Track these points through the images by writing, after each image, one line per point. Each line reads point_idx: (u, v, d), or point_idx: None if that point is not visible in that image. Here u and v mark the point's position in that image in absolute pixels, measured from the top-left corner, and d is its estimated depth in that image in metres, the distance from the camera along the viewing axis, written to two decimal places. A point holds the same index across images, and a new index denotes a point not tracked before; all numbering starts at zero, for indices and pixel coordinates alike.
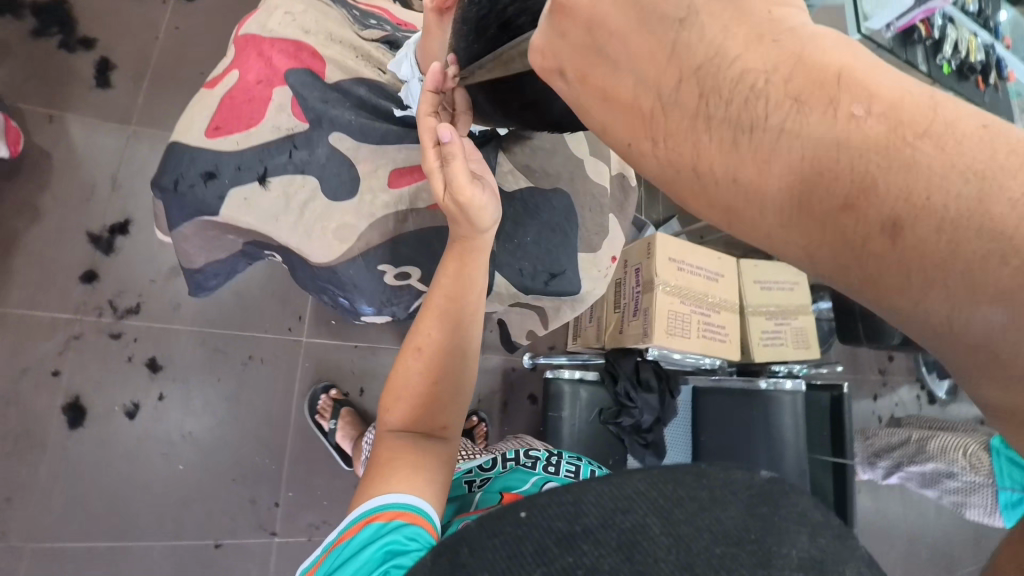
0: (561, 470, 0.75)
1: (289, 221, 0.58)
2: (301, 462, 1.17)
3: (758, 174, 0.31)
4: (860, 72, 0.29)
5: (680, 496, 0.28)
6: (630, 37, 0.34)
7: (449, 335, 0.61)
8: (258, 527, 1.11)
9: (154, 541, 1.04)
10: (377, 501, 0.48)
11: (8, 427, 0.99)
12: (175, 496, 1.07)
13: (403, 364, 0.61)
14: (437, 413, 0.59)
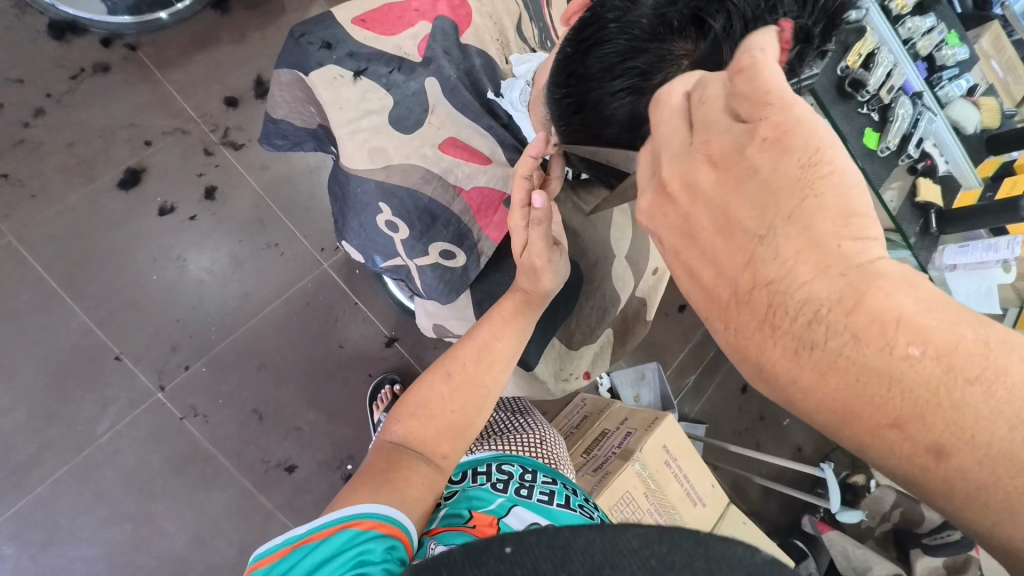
0: (535, 493, 0.73)
1: (347, 115, 0.59)
2: (234, 353, 1.17)
3: (835, 394, 0.29)
4: (918, 316, 0.28)
5: (672, 562, 0.29)
6: (719, 241, 0.34)
7: (481, 373, 0.63)
8: (157, 370, 1.11)
9: (82, 312, 1.08)
10: (356, 509, 0.50)
11: (82, 151, 1.10)
12: (129, 297, 1.11)
13: (427, 384, 0.63)
14: (443, 438, 0.60)
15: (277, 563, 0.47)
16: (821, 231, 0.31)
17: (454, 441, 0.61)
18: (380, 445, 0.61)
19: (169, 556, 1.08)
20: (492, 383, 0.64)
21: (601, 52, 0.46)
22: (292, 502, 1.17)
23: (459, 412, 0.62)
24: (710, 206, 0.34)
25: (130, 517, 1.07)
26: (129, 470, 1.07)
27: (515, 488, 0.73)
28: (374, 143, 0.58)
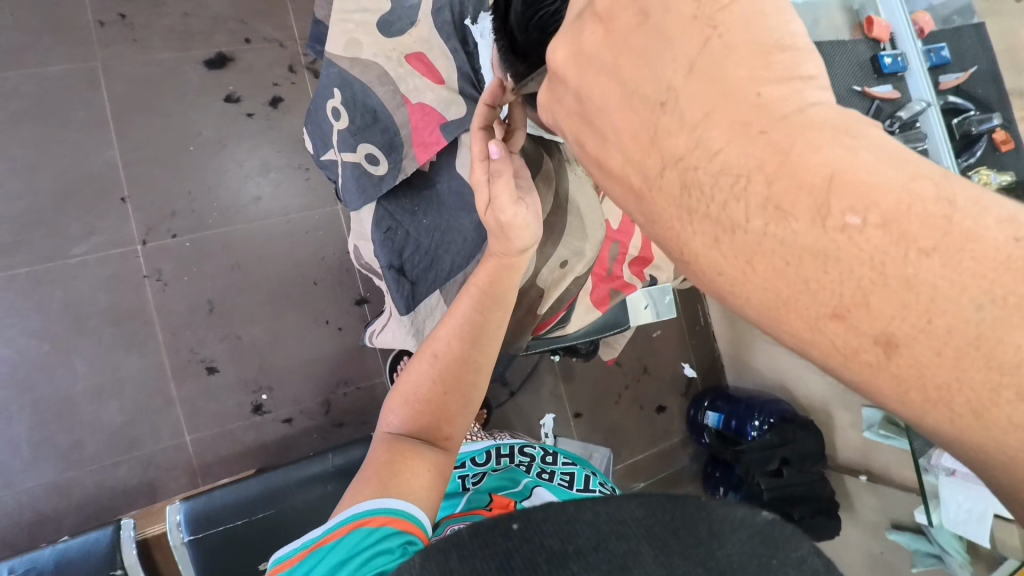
0: (556, 478, 0.84)
1: (345, 4, 0.66)
2: (220, 243, 1.20)
3: (776, 298, 0.26)
4: (855, 172, 0.24)
5: (678, 532, 0.30)
6: (616, 115, 0.29)
7: (461, 347, 0.63)
8: (148, 224, 1.16)
9: (117, 148, 1.16)
10: (368, 506, 0.52)
11: (192, 25, 1.23)
12: (160, 155, 1.19)
13: (414, 371, 0.64)
14: (444, 422, 0.62)
15: (299, 562, 0.52)
16: (731, 75, 0.26)
17: (453, 421, 0.62)
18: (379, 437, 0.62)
19: (63, 392, 1.09)
20: (482, 356, 0.64)
21: None
22: (197, 402, 1.16)
23: (451, 393, 0.63)
24: (602, 70, 0.29)
25: (52, 340, 1.09)
26: (76, 298, 1.11)
27: (539, 471, 0.86)
28: (354, 35, 0.66)
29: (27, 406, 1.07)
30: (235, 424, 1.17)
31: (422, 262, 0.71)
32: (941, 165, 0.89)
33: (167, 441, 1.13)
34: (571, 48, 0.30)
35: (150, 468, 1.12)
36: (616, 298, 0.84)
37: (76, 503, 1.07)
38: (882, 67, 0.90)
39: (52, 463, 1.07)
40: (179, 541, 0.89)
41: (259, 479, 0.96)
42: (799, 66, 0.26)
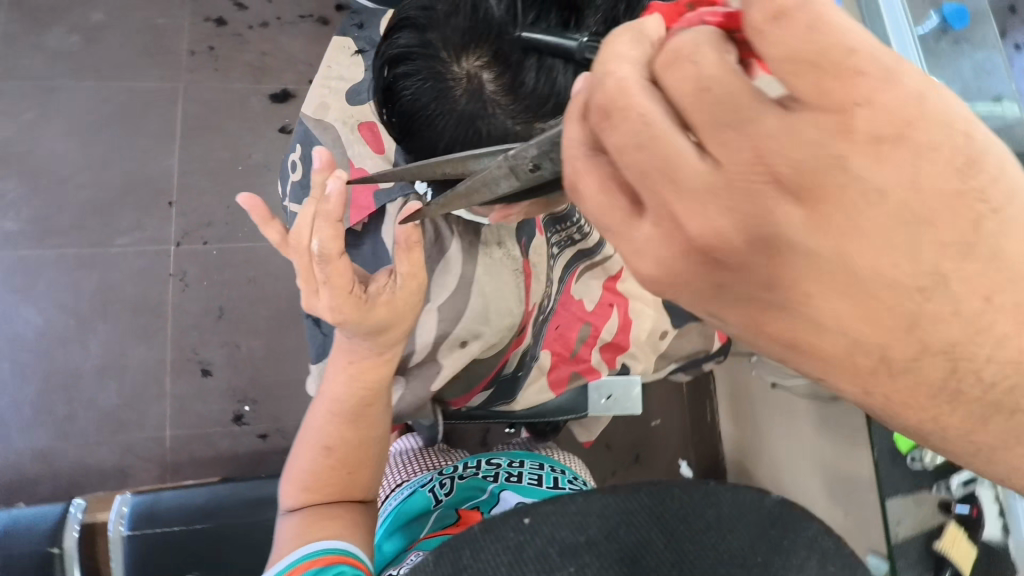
0: (524, 480, 0.86)
1: (327, 77, 0.77)
2: (242, 256, 1.28)
3: (899, 365, 0.31)
4: (965, 251, 0.28)
5: (679, 515, 0.45)
6: (721, 216, 0.29)
7: (349, 425, 0.66)
8: (186, 228, 1.27)
9: (178, 157, 1.29)
10: (297, 556, 0.58)
11: (269, 62, 1.37)
12: (211, 169, 1.30)
13: (305, 455, 0.67)
14: (349, 485, 0.67)
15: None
16: (850, 190, 0.28)
17: (357, 482, 0.68)
18: (282, 518, 0.65)
19: (73, 367, 1.18)
20: (369, 425, 0.68)
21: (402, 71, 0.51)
22: (185, 400, 1.21)
23: (339, 469, 0.66)
24: (711, 188, 0.29)
25: (77, 317, 1.19)
26: (108, 284, 1.22)
27: (507, 475, 0.87)
28: (325, 102, 0.76)
29: (40, 373, 1.16)
30: (213, 429, 1.22)
31: (333, 316, 0.69)
32: None
33: (149, 432, 1.19)
34: (605, 218, 0.33)
35: (127, 454, 1.17)
36: (578, 383, 0.83)
37: (57, 472, 1.14)
38: None
39: (45, 430, 1.15)
40: (118, 533, 0.91)
41: (209, 488, 0.99)
42: (923, 138, 0.28)
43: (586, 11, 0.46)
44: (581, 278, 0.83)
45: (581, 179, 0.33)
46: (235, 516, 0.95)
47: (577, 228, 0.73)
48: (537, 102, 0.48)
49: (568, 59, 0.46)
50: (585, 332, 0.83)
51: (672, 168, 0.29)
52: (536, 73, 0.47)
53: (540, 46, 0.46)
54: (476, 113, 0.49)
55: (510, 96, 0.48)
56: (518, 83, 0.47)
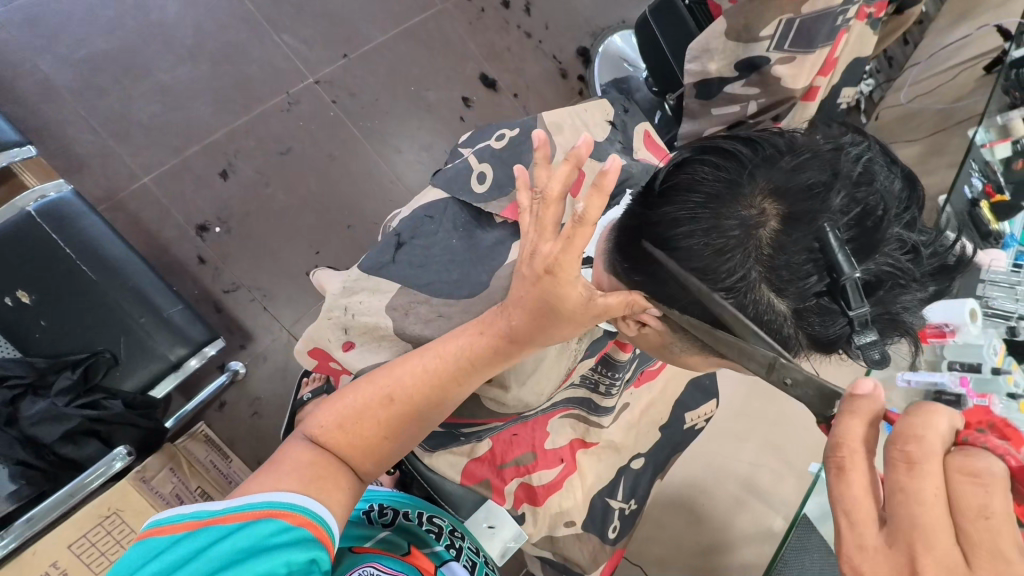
0: (465, 557, 0.68)
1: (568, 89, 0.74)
2: (344, 135, 1.29)
3: None
4: None
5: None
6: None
7: (417, 395, 0.55)
8: (332, 78, 1.30)
9: (386, 37, 1.35)
10: (286, 497, 0.49)
11: (505, 55, 1.47)
12: (395, 68, 1.36)
13: (363, 392, 0.56)
14: (371, 458, 0.57)
15: (187, 535, 0.47)
16: None
17: (379, 457, 0.58)
18: (295, 441, 0.56)
19: (149, 66, 1.15)
20: (428, 412, 0.57)
21: (712, 177, 0.42)
22: (185, 174, 1.16)
23: (384, 435, 0.56)
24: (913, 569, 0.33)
25: (195, 43, 1.19)
26: (242, 50, 1.22)
27: (449, 542, 0.69)
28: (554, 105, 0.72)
29: (124, 44, 1.14)
30: (177, 214, 1.15)
31: (416, 258, 0.63)
32: None
33: (134, 163, 1.13)
34: (853, 503, 0.36)
35: (100, 159, 1.11)
36: (480, 491, 0.76)
37: (41, 113, 1.08)
38: None
39: (74, 80, 1.11)
40: (22, 203, 0.82)
41: (125, 247, 0.87)
42: None
43: (872, 258, 0.41)
44: (563, 418, 0.82)
45: (850, 469, 0.36)
46: (112, 288, 0.84)
47: (609, 381, 0.76)
48: (773, 279, 0.42)
49: (837, 276, 0.40)
50: (524, 459, 0.78)
51: (905, 540, 0.33)
52: (799, 260, 0.41)
53: (826, 248, 0.40)
54: (727, 238, 0.41)
55: (761, 257, 0.41)
56: (778, 252, 0.41)
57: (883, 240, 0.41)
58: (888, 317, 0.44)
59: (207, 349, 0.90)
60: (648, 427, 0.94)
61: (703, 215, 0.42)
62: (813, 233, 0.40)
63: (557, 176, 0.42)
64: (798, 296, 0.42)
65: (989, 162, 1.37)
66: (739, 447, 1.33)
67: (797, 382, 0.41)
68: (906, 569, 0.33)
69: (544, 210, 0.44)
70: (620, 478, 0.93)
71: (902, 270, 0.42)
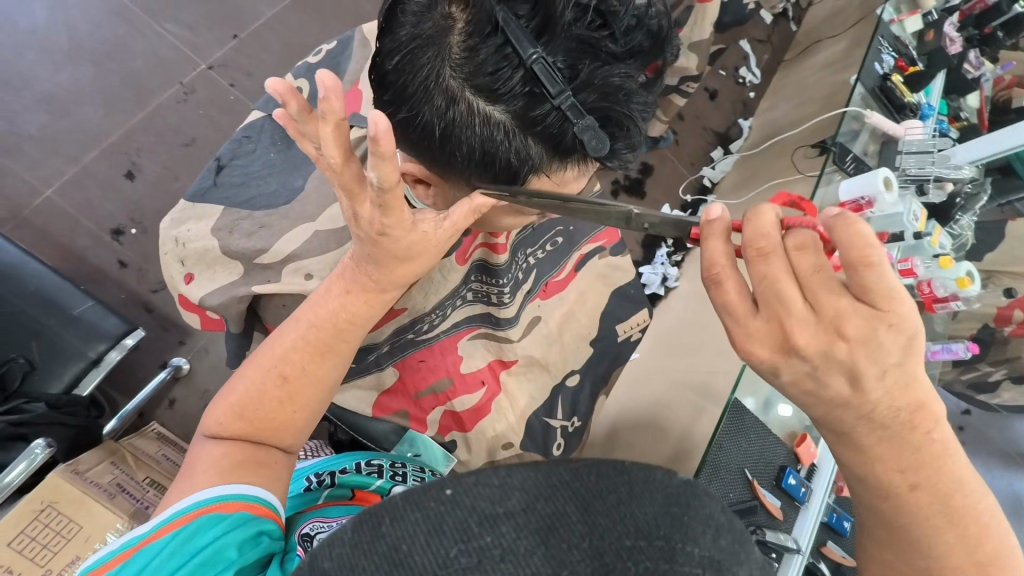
0: (409, 479, 0.70)
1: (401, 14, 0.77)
2: (248, 118, 1.27)
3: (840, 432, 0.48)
4: (919, 388, 0.42)
5: (601, 491, 0.27)
6: (805, 334, 0.41)
7: (309, 360, 0.60)
8: (226, 61, 1.27)
9: (276, 12, 1.32)
10: (214, 494, 0.53)
11: None
12: (289, 42, 1.32)
13: (253, 379, 0.60)
14: (286, 432, 0.61)
15: (122, 565, 0.49)
16: (875, 334, 0.40)
17: (297, 430, 0.62)
18: (201, 445, 0.59)
19: (29, 77, 1.13)
20: (326, 370, 0.62)
21: (407, 7, 0.44)
22: (89, 180, 1.15)
23: (297, 412, 0.61)
24: (806, 325, 0.41)
25: (73, 46, 1.16)
26: (124, 46, 1.20)
27: (391, 471, 0.70)
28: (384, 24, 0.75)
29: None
30: (88, 222, 1.14)
31: (236, 177, 0.68)
32: None
33: (33, 178, 1.12)
34: (733, 306, 0.43)
35: None
36: (397, 422, 0.77)
37: None
38: (783, 481, 0.90)
39: None
40: None
41: (22, 253, 0.87)
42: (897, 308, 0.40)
43: (559, 37, 0.42)
44: (474, 339, 0.81)
45: (723, 279, 0.43)
46: (15, 293, 0.84)
47: (498, 290, 0.80)
48: (475, 84, 0.43)
49: (521, 61, 0.41)
50: (440, 386, 0.78)
51: (786, 311, 0.41)
52: (485, 54, 0.42)
53: (502, 32, 0.41)
54: (420, 54, 0.43)
55: (456, 62, 0.43)
56: (467, 51, 0.42)
57: (565, 13, 0.41)
58: (610, 100, 0.44)
59: (127, 339, 0.92)
60: (577, 343, 0.94)
61: (401, 35, 0.44)
62: (488, 20, 0.41)
63: (327, 140, 0.41)
64: (502, 96, 0.43)
65: (900, 37, 1.36)
66: (697, 359, 1.36)
67: (654, 225, 0.51)
68: (782, 337, 0.42)
69: (340, 176, 0.45)
70: (558, 398, 0.94)
71: (592, 40, 0.42)
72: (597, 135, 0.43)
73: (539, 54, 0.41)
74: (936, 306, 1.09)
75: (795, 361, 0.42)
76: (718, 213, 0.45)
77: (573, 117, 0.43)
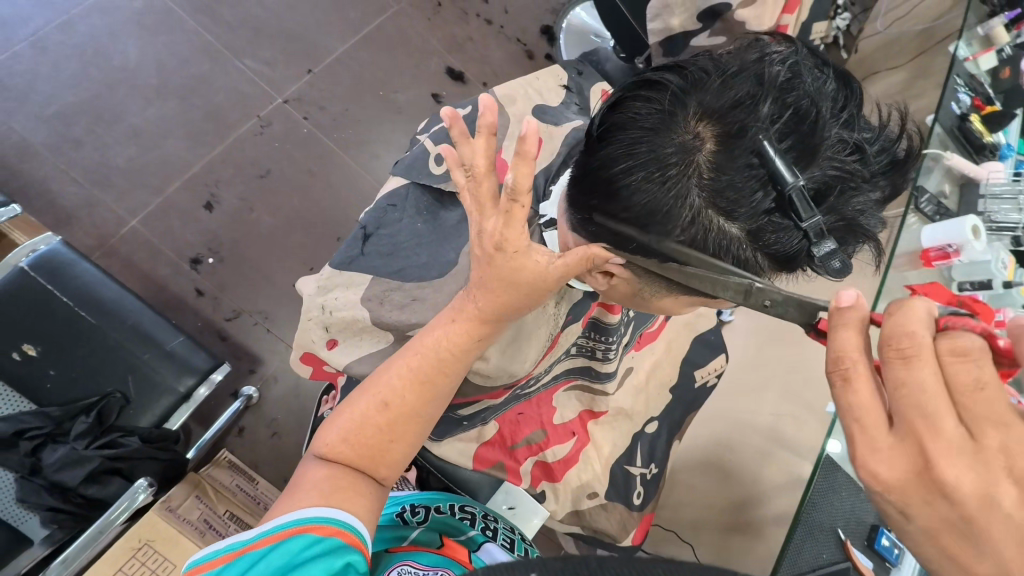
0: (500, 537, 0.68)
1: None
2: (318, 150, 1.30)
3: None
4: None
5: None
6: (957, 467, 0.33)
7: (409, 391, 0.55)
8: (301, 95, 1.30)
9: (348, 47, 1.35)
10: (307, 511, 0.49)
11: (467, 47, 1.46)
12: (359, 76, 1.35)
13: (357, 402, 0.55)
14: (384, 463, 0.55)
15: (222, 569, 0.47)
16: None
17: (391, 461, 0.56)
18: (308, 463, 0.55)
19: (119, 111, 1.17)
20: (427, 405, 0.56)
21: (645, 114, 0.42)
22: (170, 212, 1.18)
23: (395, 443, 0.55)
24: (961, 454, 0.33)
25: (161, 82, 1.20)
26: (207, 81, 1.24)
27: (483, 525, 0.69)
28: None
29: (92, 93, 1.16)
30: (169, 252, 1.17)
31: (382, 245, 0.64)
32: None
33: (120, 209, 1.15)
34: (861, 412, 0.36)
35: (87, 210, 1.14)
36: (495, 475, 0.77)
37: (24, 173, 1.11)
38: (875, 542, 0.87)
39: (50, 137, 1.13)
40: (14, 260, 0.83)
41: (118, 288, 0.89)
42: None
43: (815, 166, 0.41)
44: (568, 390, 0.83)
45: (856, 379, 0.36)
46: (113, 329, 0.86)
47: (604, 346, 0.76)
48: (718, 203, 0.41)
49: (782, 189, 0.40)
50: (535, 437, 0.80)
51: (934, 432, 0.33)
52: (741, 178, 0.40)
53: (767, 162, 0.40)
54: (666, 169, 0.40)
55: (703, 182, 0.41)
56: (721, 173, 0.40)
57: (824, 147, 0.41)
58: (843, 225, 0.44)
59: (213, 373, 0.92)
60: (658, 390, 0.93)
61: (639, 150, 0.41)
62: (750, 147, 0.40)
63: (480, 151, 0.43)
64: (746, 217, 0.41)
65: (975, 75, 1.33)
66: (759, 400, 1.29)
67: (776, 303, 0.43)
68: (923, 461, 0.34)
69: (477, 188, 0.45)
70: (637, 445, 0.92)
71: (850, 172, 0.42)
72: (838, 260, 0.43)
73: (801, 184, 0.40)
74: None
75: (936, 501, 0.34)
76: (852, 300, 0.39)
77: (814, 241, 0.42)
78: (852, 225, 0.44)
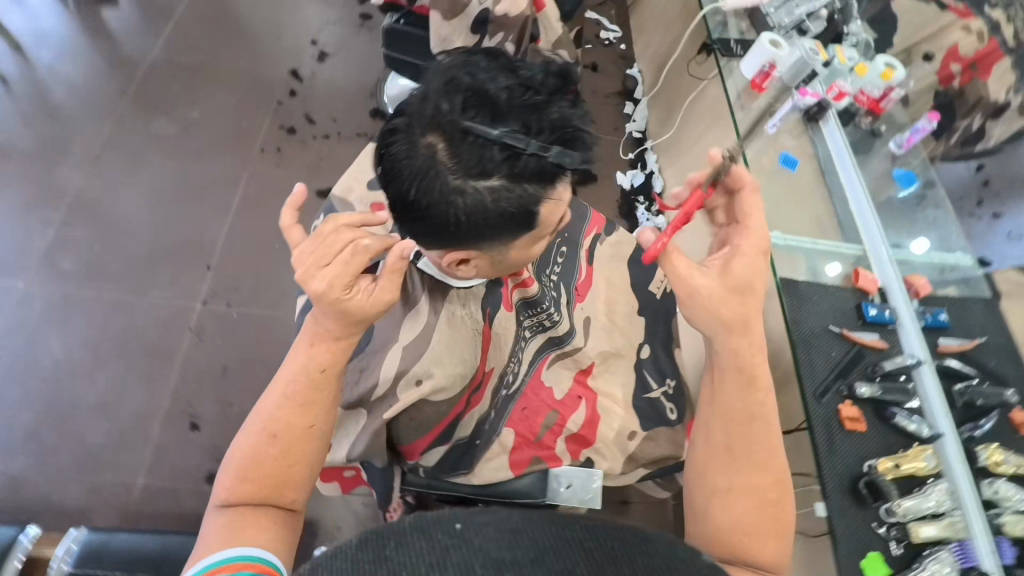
0: None
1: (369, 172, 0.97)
2: (257, 322, 1.38)
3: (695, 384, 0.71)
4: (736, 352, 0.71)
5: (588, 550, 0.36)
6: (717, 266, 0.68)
7: (296, 417, 0.63)
8: (216, 289, 1.40)
9: (229, 227, 1.46)
10: (216, 555, 0.55)
11: (321, 165, 1.58)
12: (251, 243, 1.46)
13: (250, 442, 0.62)
14: (287, 487, 0.62)
15: None
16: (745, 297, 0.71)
17: (295, 484, 0.63)
18: (213, 514, 0.60)
19: (76, 399, 1.25)
20: (315, 424, 0.64)
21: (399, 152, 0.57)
22: (166, 450, 1.24)
23: (292, 465, 0.62)
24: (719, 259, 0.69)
25: (95, 354, 1.29)
26: (132, 328, 1.32)
27: None
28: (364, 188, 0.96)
29: (45, 400, 1.24)
30: (185, 483, 1.22)
31: None
32: (937, 428, 0.87)
33: (123, 476, 1.21)
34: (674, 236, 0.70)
35: (95, 496, 1.18)
36: (537, 469, 0.82)
37: (26, 501, 1.16)
38: (866, 315, 0.95)
39: (30, 458, 1.19)
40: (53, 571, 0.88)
41: (155, 537, 0.94)
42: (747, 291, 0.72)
43: (509, 109, 0.55)
44: (551, 366, 0.91)
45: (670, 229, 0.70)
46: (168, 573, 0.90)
47: (547, 313, 0.89)
48: (471, 173, 0.55)
49: (494, 141, 0.54)
50: (551, 420, 0.86)
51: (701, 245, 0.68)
52: (471, 152, 0.54)
53: (472, 131, 0.54)
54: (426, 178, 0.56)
55: (451, 168, 0.55)
56: (457, 156, 0.55)
57: (505, 96, 0.55)
58: (564, 130, 0.57)
59: None
60: (630, 318, 0.99)
61: (408, 176, 0.57)
62: (460, 129, 0.54)
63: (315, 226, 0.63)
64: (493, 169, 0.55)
65: None
66: None
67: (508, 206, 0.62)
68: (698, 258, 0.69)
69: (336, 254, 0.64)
70: (643, 372, 0.98)
71: (535, 99, 0.56)
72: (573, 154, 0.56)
73: (503, 130, 0.54)
74: (881, 105, 1.21)
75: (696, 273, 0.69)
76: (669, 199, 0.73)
77: (544, 154, 0.55)
78: (567, 125, 0.58)
